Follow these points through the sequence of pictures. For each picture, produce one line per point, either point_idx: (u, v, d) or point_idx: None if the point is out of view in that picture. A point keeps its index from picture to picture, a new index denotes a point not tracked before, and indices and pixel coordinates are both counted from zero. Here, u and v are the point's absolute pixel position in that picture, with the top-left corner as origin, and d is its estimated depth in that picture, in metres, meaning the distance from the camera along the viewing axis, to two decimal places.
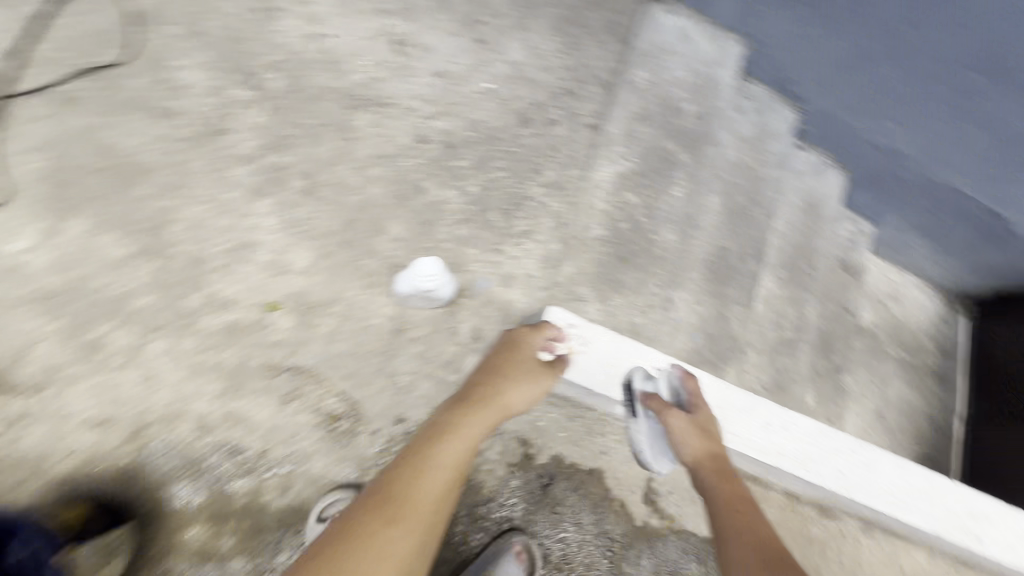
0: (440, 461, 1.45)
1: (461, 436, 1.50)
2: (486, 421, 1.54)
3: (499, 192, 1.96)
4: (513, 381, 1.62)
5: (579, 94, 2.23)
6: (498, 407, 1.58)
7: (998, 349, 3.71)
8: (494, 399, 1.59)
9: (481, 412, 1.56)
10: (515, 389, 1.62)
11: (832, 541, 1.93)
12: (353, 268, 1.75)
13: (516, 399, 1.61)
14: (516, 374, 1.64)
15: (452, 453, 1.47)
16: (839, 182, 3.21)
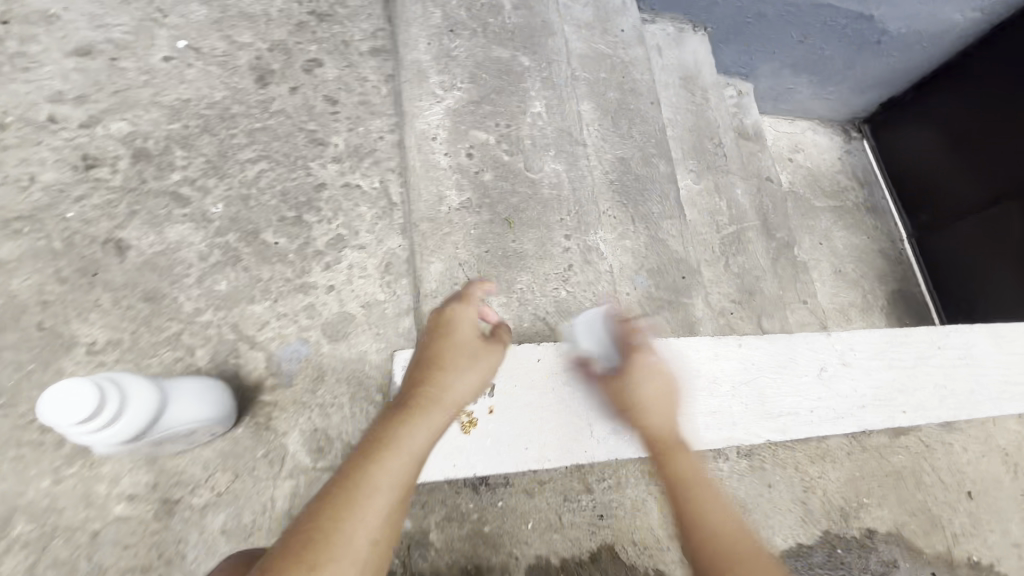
0: (365, 506, 0.71)
1: (396, 457, 0.77)
2: (432, 427, 0.83)
3: (268, 198, 1.16)
4: (463, 354, 0.93)
5: (340, 15, 1.42)
6: (444, 402, 0.87)
7: (907, 156, 3.30)
8: (439, 390, 0.88)
9: (423, 411, 0.84)
10: (468, 369, 0.92)
11: (923, 461, 1.40)
12: (36, 427, 0.94)
13: (471, 385, 0.91)
14: (463, 347, 0.93)
15: (386, 490, 0.73)
16: (702, 44, 2.66)
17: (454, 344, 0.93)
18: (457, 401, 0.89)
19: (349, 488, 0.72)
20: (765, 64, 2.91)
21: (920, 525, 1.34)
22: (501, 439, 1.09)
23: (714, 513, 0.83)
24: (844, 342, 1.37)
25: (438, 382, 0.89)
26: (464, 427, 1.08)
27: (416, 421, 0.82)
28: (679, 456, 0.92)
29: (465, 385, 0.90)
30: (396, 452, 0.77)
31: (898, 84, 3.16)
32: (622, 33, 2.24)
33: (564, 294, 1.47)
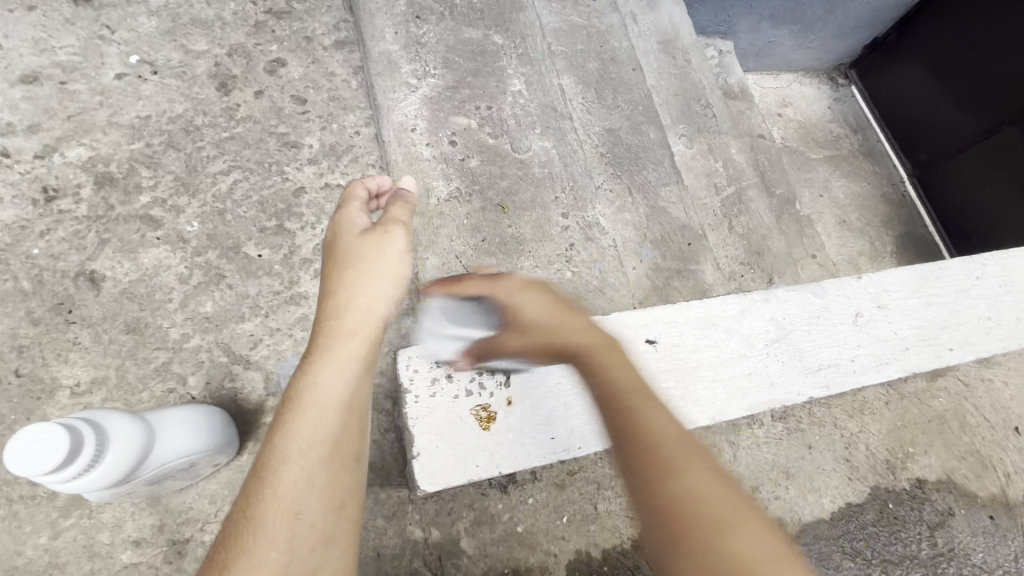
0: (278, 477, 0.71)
1: (298, 418, 0.75)
2: (339, 361, 0.80)
3: (246, 209, 1.09)
4: (351, 267, 0.86)
5: (299, 10, 1.31)
6: (350, 326, 0.83)
7: (900, 95, 3.19)
8: (340, 319, 0.84)
9: (325, 350, 0.81)
10: (364, 280, 0.86)
11: (965, 401, 1.34)
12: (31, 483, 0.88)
13: (373, 295, 0.85)
14: (351, 261, 0.87)
15: (300, 449, 0.73)
16: (678, 6, 2.59)
17: (342, 263, 0.87)
18: (362, 314, 0.84)
19: (265, 460, 0.72)
20: (743, 19, 2.83)
21: (970, 468, 1.27)
22: (522, 429, 0.94)
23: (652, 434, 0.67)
24: (910, 272, 1.17)
25: (337, 307, 0.84)
26: (479, 422, 0.93)
27: (321, 364, 0.79)
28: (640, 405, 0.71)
29: (366, 298, 0.85)
30: (300, 409, 0.75)
31: (883, 20, 3.04)
32: (594, 2, 2.16)
33: (569, 274, 1.43)
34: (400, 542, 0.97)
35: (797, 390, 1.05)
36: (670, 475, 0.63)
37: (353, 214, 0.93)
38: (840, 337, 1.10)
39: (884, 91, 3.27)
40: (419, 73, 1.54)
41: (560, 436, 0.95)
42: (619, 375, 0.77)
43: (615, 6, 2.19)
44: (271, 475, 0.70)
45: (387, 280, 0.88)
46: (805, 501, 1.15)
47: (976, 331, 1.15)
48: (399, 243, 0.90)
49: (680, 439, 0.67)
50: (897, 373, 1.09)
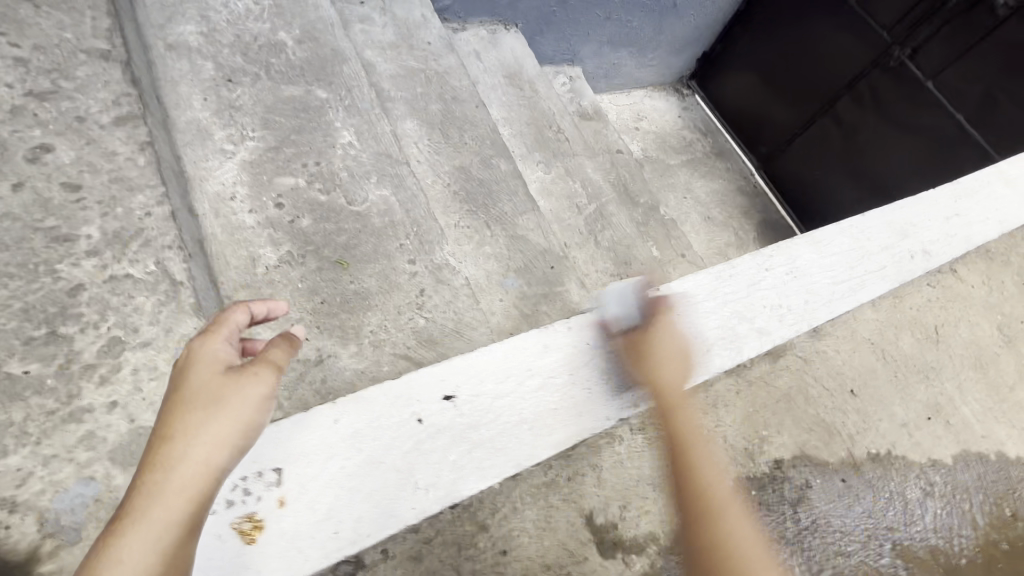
0: None
1: None
2: (164, 517, 0.73)
3: (5, 320, 0.94)
4: (200, 409, 0.78)
5: (67, 87, 1.19)
6: (182, 480, 0.76)
7: (733, 100, 3.56)
8: (172, 468, 0.76)
9: (149, 505, 0.73)
10: (211, 427, 0.78)
11: (805, 375, 1.44)
12: None
13: (217, 444, 0.78)
14: (200, 401, 0.79)
15: None
16: (520, 40, 2.70)
17: (190, 400, 0.79)
18: (199, 466, 0.77)
19: None
20: (584, 46, 3.02)
21: (818, 438, 1.37)
22: (305, 531, 0.89)
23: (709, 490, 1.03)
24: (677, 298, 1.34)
25: (172, 455, 0.76)
26: (243, 536, 0.86)
27: (138, 525, 0.72)
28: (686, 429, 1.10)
29: (208, 446, 0.78)
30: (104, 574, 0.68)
31: (704, 37, 3.39)
32: (430, 45, 2.20)
33: (422, 321, 1.38)
34: None
35: (601, 417, 1.14)
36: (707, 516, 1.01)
37: (218, 341, 0.85)
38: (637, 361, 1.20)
39: (720, 98, 3.64)
40: (234, 138, 1.45)
41: (345, 528, 0.90)
42: (685, 421, 1.10)
43: (452, 48, 2.24)
44: None
45: (242, 425, 0.80)
46: (673, 507, 1.16)
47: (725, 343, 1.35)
48: (264, 389, 0.83)
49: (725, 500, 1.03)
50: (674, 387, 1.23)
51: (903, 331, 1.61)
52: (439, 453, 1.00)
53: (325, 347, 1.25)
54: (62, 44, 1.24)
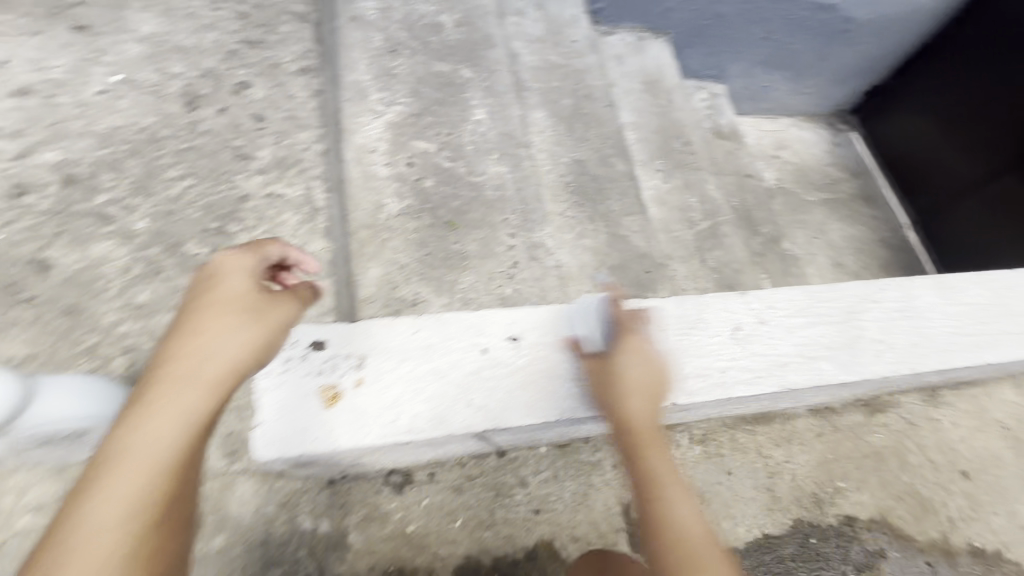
0: (79, 541, 0.59)
1: (120, 476, 0.63)
2: (177, 414, 0.68)
3: (193, 211, 1.19)
4: (230, 312, 0.76)
5: (272, 40, 1.47)
6: (209, 376, 0.71)
7: (896, 142, 3.20)
8: (194, 364, 0.71)
9: (165, 398, 0.68)
10: (234, 337, 0.75)
11: (905, 439, 1.28)
12: None
13: (247, 351, 0.75)
14: (225, 309, 0.76)
15: (108, 515, 0.60)
16: (665, 51, 2.68)
17: (217, 307, 0.76)
18: (226, 365, 0.73)
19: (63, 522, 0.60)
20: (734, 64, 2.90)
21: (908, 510, 1.22)
22: (371, 410, 0.89)
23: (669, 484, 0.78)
24: (805, 287, 1.06)
25: (198, 352, 0.72)
26: (324, 400, 0.89)
27: (157, 414, 0.67)
28: (654, 453, 0.81)
29: (238, 349, 0.74)
30: (121, 457, 0.64)
31: (876, 68, 3.07)
32: (575, 43, 2.28)
33: (509, 291, 1.42)
34: (288, 530, 0.96)
35: (656, 396, 0.94)
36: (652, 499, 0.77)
37: (252, 256, 0.82)
38: (721, 351, 0.98)
39: (880, 139, 3.28)
40: None
41: (403, 419, 0.89)
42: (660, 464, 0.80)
43: (595, 49, 2.31)
44: (70, 541, 0.58)
45: (267, 342, 0.78)
46: (718, 527, 1.12)
47: (865, 351, 1.02)
48: (293, 313, 0.83)
49: (701, 536, 0.74)
50: (771, 389, 0.97)
51: None
52: (496, 381, 0.95)
53: (420, 293, 1.30)
54: (274, 6, 1.52)
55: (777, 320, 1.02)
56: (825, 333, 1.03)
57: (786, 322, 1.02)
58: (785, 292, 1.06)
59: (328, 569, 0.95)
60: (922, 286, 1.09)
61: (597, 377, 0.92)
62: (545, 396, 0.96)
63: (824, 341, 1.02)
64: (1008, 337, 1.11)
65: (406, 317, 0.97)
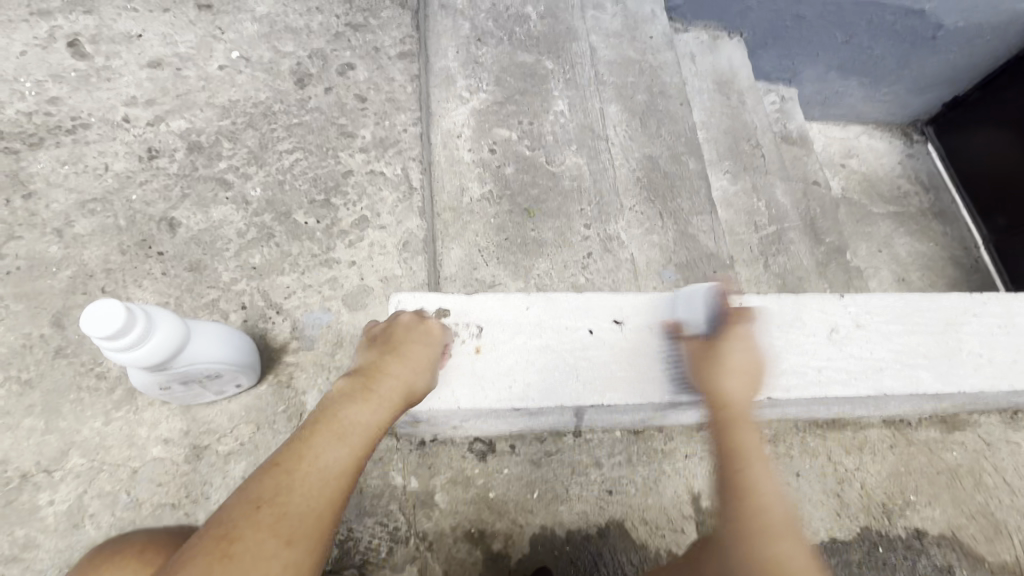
0: (310, 483, 0.69)
1: (343, 443, 0.74)
2: (380, 422, 0.79)
3: (301, 183, 1.28)
4: (432, 356, 0.90)
5: (373, 24, 1.54)
6: (409, 391, 0.84)
7: (977, 157, 3.06)
8: (403, 379, 0.84)
9: (381, 393, 0.81)
10: (427, 374, 0.87)
11: (983, 460, 1.26)
12: (88, 381, 1.03)
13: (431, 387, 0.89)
14: (426, 348, 0.89)
15: (333, 471, 0.71)
16: (740, 50, 2.63)
17: (423, 347, 0.89)
18: (418, 392, 0.86)
19: (298, 464, 0.70)
20: (809, 67, 2.82)
21: (980, 530, 1.20)
22: (485, 376, 0.95)
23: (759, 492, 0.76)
24: (901, 295, 1.07)
25: (407, 373, 0.85)
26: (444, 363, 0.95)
27: (374, 403, 0.79)
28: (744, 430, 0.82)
29: (428, 381, 0.88)
30: (339, 436, 0.74)
31: (963, 79, 2.92)
32: (651, 39, 2.28)
33: (583, 279, 1.39)
34: (381, 484, 1.03)
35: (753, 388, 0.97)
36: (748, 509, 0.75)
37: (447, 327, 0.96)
38: (818, 350, 1.00)
39: (958, 153, 3.14)
40: None
41: (512, 387, 0.95)
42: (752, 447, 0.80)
43: (671, 46, 2.29)
44: (303, 480, 0.69)
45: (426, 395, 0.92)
46: None
47: (963, 363, 1.02)
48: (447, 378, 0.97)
49: (783, 515, 0.75)
50: (866, 392, 0.98)
51: None
52: (602, 361, 0.98)
53: (498, 276, 1.31)
54: None
55: (875, 325, 1.02)
56: (924, 342, 1.02)
57: (885, 328, 1.02)
58: (883, 298, 1.06)
59: (416, 523, 1.01)
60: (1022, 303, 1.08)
61: (698, 357, 0.90)
62: (650, 379, 0.98)
63: (923, 350, 1.02)
64: None
65: (514, 294, 1.02)
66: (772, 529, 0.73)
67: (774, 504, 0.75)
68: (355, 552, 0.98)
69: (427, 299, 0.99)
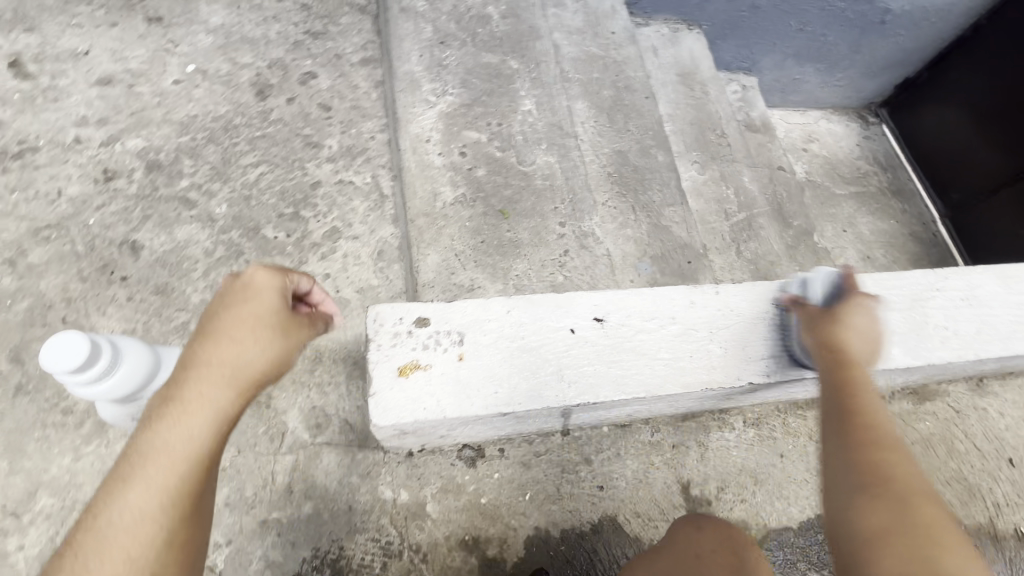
0: (102, 531, 0.64)
1: (144, 472, 0.67)
2: (191, 428, 0.71)
3: (268, 197, 1.25)
4: (251, 329, 0.80)
5: (333, 32, 1.51)
6: (223, 384, 0.75)
7: (929, 135, 3.18)
8: (211, 373, 0.75)
9: (179, 402, 0.72)
10: (251, 354, 0.78)
11: (953, 427, 1.31)
12: (54, 417, 0.99)
13: (264, 364, 0.79)
14: (247, 323, 0.80)
15: (132, 509, 0.66)
16: (700, 42, 2.67)
17: (248, 317, 0.80)
18: (239, 378, 0.77)
19: (88, 518, 0.65)
20: (768, 56, 2.89)
21: (955, 495, 1.25)
22: (469, 383, 0.94)
23: (878, 418, 0.80)
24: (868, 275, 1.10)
25: (218, 362, 0.76)
26: (426, 372, 0.94)
27: (172, 416, 0.71)
28: (858, 369, 0.88)
29: (251, 360, 0.78)
30: (149, 459, 0.68)
31: (912, 61, 3.03)
32: (614, 35, 2.30)
33: (561, 278, 1.39)
34: (370, 498, 1.01)
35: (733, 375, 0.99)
36: (875, 441, 0.77)
37: (278, 282, 0.85)
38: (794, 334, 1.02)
39: (912, 133, 3.26)
40: None
41: (497, 392, 0.94)
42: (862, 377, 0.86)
43: (634, 41, 2.32)
44: (92, 534, 0.64)
45: (275, 365, 0.82)
46: (771, 506, 1.16)
47: (931, 335, 1.05)
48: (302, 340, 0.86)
49: (891, 431, 0.80)
50: None
51: None
52: (585, 359, 0.98)
53: (477, 279, 1.30)
54: None
55: None
56: (893, 318, 1.06)
57: None
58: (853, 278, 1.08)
59: (408, 536, 1.00)
60: (981, 273, 1.12)
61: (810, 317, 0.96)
62: (632, 373, 0.99)
63: (895, 327, 1.05)
64: None
65: (492, 299, 1.01)
66: (883, 443, 0.77)
67: (878, 418, 0.80)
68: (348, 570, 0.96)
69: (404, 310, 0.98)
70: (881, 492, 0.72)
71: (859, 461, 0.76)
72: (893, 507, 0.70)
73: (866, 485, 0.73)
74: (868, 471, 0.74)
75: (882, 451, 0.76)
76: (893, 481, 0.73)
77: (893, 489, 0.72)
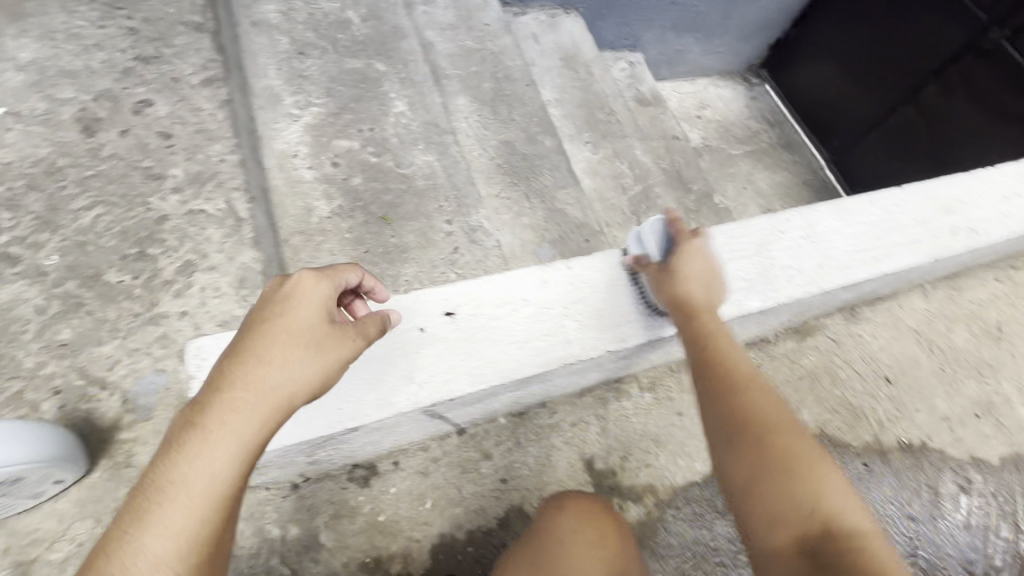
0: (125, 573, 0.59)
1: (166, 512, 0.62)
2: (217, 460, 0.65)
3: (107, 240, 1.15)
4: (291, 344, 0.72)
5: (168, 54, 1.41)
6: (256, 408, 0.69)
7: (804, 89, 3.39)
8: (241, 394, 0.69)
9: (205, 430, 0.66)
10: (288, 372, 0.71)
11: (834, 357, 1.39)
12: None
13: (302, 384, 0.72)
14: (285, 335, 0.73)
15: (154, 552, 0.61)
16: (579, 24, 2.71)
17: (282, 333, 0.73)
18: (277, 400, 0.70)
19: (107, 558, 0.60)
20: (647, 31, 2.98)
21: (842, 420, 1.32)
22: (314, 405, 0.89)
23: (734, 362, 0.89)
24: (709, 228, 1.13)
25: (251, 382, 0.70)
26: None
27: (198, 445, 0.65)
28: (705, 311, 0.96)
29: (285, 380, 0.71)
30: (167, 497, 0.63)
31: (777, 23, 3.22)
32: (488, 26, 2.29)
33: (455, 276, 1.36)
34: (256, 541, 0.95)
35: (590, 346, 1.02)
36: (738, 390, 0.85)
37: (325, 288, 0.78)
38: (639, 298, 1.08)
39: (790, 88, 3.46)
40: None
41: (345, 408, 0.89)
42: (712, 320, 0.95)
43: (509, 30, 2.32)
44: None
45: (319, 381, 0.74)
46: (678, 465, 1.18)
47: (778, 277, 1.11)
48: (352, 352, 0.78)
49: (750, 372, 0.88)
50: None
51: (957, 325, 1.51)
52: (437, 357, 0.96)
53: None
54: (165, 17, 1.46)
55: None
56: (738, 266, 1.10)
57: None
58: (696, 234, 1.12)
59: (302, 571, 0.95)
60: (817, 211, 1.19)
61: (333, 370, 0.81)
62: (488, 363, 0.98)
63: (741, 275, 1.10)
64: (902, 246, 1.22)
65: None
66: (741, 383, 0.86)
67: (738, 365, 0.89)
68: None
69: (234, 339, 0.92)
70: (741, 440, 0.81)
71: (740, 409, 0.83)
72: (758, 457, 0.79)
73: (737, 439, 0.81)
74: (735, 420, 0.83)
75: (746, 395, 0.85)
76: (753, 425, 0.82)
77: (756, 434, 0.81)
